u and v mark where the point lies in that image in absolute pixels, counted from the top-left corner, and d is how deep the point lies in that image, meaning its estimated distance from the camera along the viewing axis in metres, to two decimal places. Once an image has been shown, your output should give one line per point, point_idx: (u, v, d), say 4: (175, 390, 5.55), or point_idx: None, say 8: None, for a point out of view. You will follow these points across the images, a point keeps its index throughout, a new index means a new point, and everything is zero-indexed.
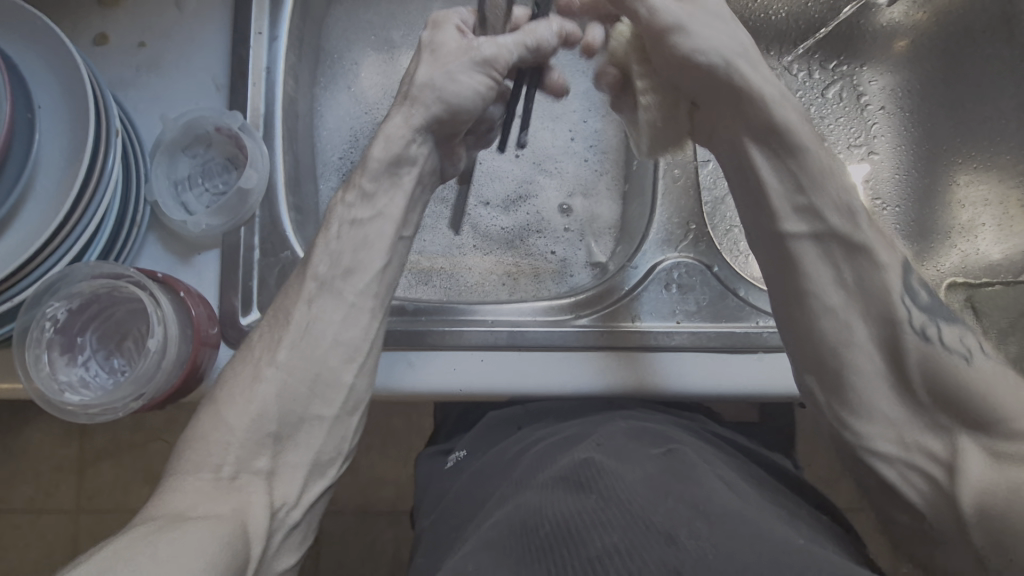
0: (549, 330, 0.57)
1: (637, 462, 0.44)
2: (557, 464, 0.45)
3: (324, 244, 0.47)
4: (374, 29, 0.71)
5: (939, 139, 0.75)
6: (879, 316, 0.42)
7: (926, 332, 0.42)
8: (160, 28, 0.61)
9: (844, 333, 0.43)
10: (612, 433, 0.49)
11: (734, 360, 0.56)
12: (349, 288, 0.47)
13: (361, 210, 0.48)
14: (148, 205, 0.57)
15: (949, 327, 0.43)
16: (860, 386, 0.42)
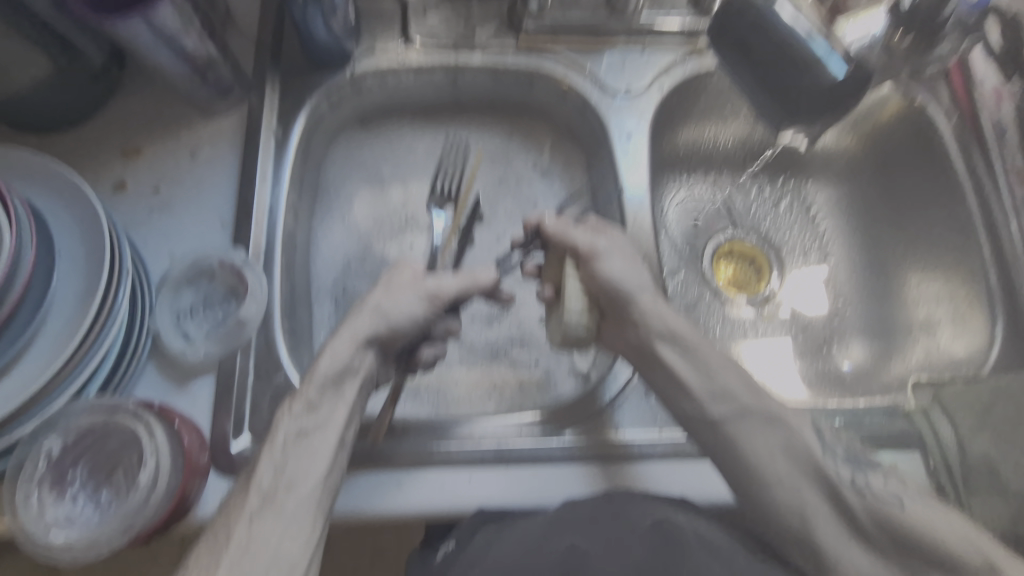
0: (534, 446, 0.59)
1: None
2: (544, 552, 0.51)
3: (269, 452, 0.48)
4: (370, 166, 0.79)
5: (886, 243, 0.81)
6: (815, 476, 0.49)
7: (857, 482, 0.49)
8: (175, 175, 0.68)
9: (796, 496, 0.49)
10: (601, 511, 0.52)
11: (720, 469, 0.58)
12: (301, 479, 0.48)
13: (306, 420, 0.50)
14: (150, 336, 0.60)
15: (874, 473, 0.51)
16: (830, 545, 0.47)
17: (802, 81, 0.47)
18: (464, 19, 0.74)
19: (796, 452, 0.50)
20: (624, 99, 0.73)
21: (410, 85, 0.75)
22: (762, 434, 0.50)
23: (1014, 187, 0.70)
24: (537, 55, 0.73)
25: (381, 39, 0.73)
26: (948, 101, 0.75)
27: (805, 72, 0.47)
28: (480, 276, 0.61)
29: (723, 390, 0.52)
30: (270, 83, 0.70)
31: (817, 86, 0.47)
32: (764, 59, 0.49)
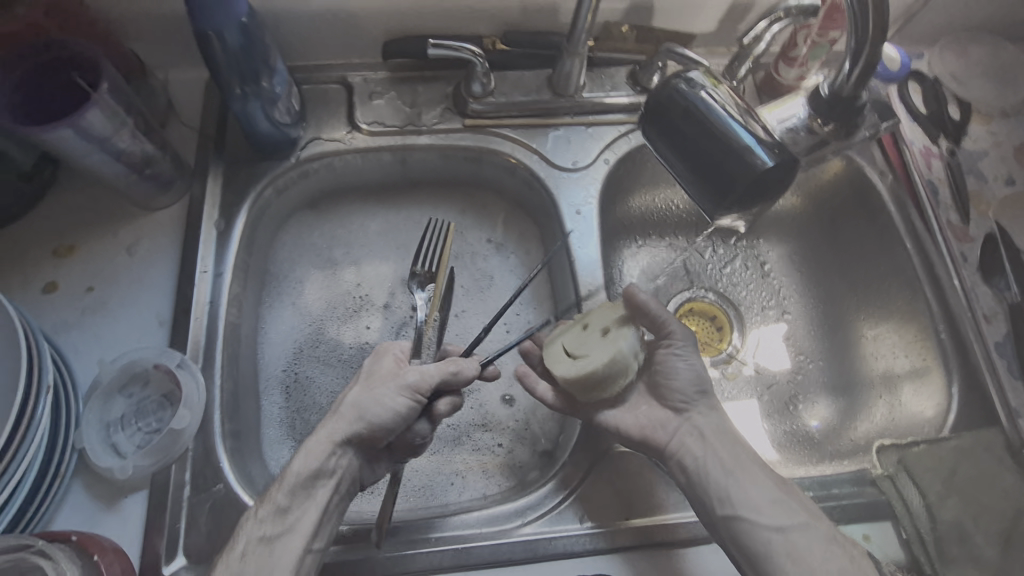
0: (495, 544, 0.57)
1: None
2: None
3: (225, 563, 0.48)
4: (319, 249, 0.76)
5: (841, 297, 0.80)
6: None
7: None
8: (110, 273, 0.64)
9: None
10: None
11: (684, 555, 0.58)
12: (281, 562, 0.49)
13: (272, 525, 0.50)
14: (76, 452, 0.56)
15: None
16: None
17: (734, 167, 0.47)
18: (410, 103, 0.75)
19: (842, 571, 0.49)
20: (571, 174, 0.74)
21: (357, 166, 0.75)
22: (807, 541, 0.51)
23: (950, 243, 0.72)
24: (483, 134, 0.74)
25: (327, 124, 0.73)
26: (882, 163, 0.76)
27: (735, 159, 0.47)
28: (465, 367, 0.57)
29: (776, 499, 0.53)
30: (213, 173, 0.69)
31: (749, 172, 0.47)
32: (696, 144, 0.49)
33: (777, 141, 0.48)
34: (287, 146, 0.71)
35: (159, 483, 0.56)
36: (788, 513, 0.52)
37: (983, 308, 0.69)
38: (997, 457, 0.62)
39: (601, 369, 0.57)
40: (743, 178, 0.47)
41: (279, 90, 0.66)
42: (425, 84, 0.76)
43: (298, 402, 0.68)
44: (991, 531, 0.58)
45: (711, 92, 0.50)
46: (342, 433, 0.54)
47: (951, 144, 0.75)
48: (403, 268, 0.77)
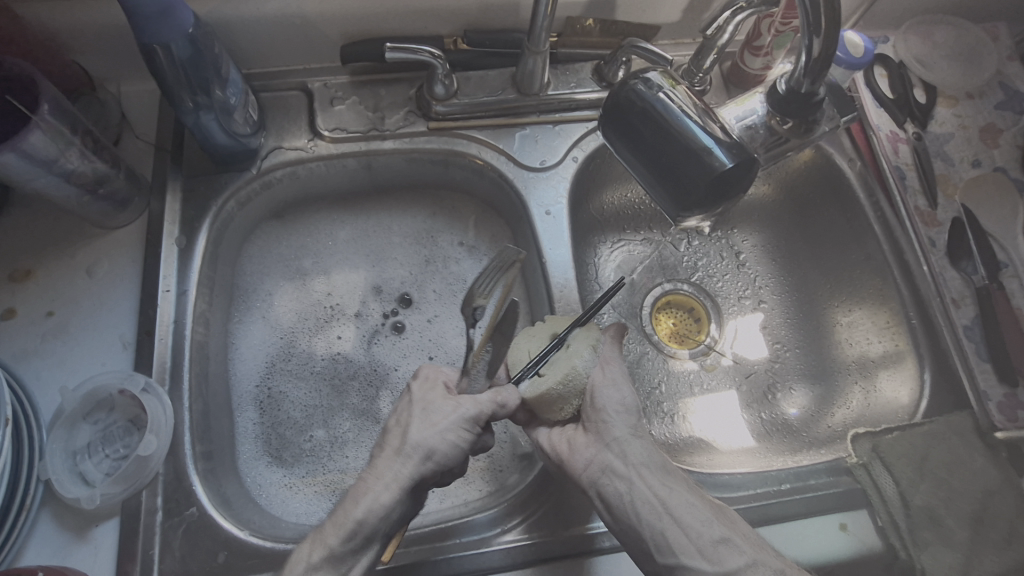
0: (475, 554, 0.57)
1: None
2: None
3: None
4: (288, 260, 0.75)
5: (815, 284, 0.80)
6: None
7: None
8: (70, 296, 0.63)
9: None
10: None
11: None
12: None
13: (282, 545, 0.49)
14: (42, 482, 0.55)
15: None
16: None
17: (692, 168, 0.47)
18: (372, 107, 0.73)
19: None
20: (540, 173, 0.73)
21: (322, 174, 0.73)
22: None
23: (919, 228, 0.72)
24: (448, 136, 0.73)
25: (288, 133, 0.72)
26: (851, 150, 0.77)
27: (692, 161, 0.47)
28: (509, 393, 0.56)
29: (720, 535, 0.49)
30: (171, 188, 0.67)
31: (706, 174, 0.46)
32: (654, 146, 0.49)
33: (735, 140, 0.47)
34: (247, 156, 0.69)
35: (129, 510, 0.55)
36: (737, 554, 0.48)
37: (952, 293, 0.69)
38: (967, 440, 0.63)
39: (556, 387, 0.57)
40: (701, 179, 0.46)
41: (234, 101, 0.64)
42: (387, 88, 0.74)
43: (273, 417, 0.68)
44: (962, 514, 0.59)
45: (668, 93, 0.49)
46: (408, 476, 0.52)
47: (917, 129, 0.76)
48: (374, 276, 0.76)
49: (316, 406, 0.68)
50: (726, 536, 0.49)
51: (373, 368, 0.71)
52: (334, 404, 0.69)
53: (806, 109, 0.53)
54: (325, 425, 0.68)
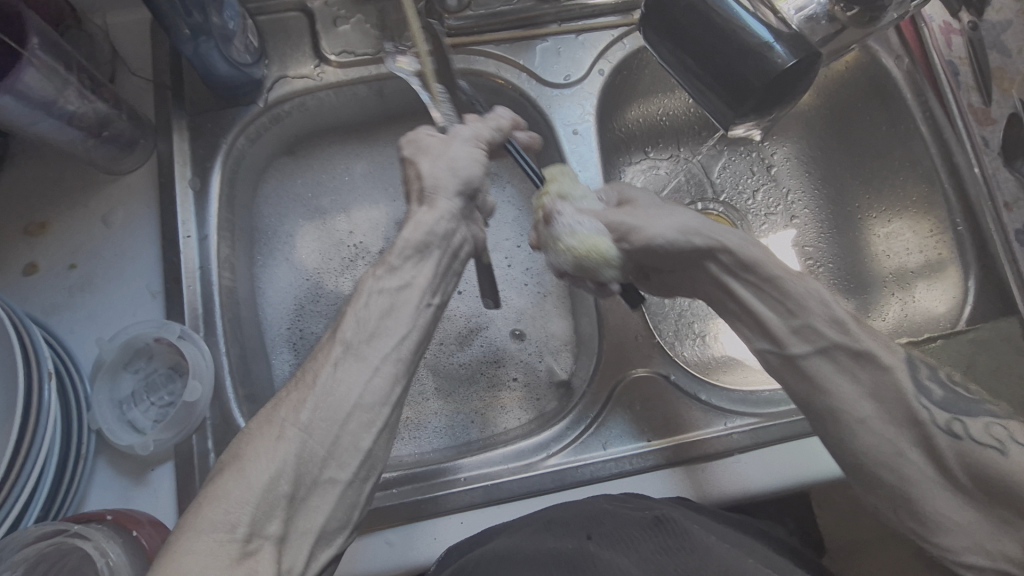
0: (522, 477, 0.58)
1: (632, 546, 0.48)
2: (630, 518, 0.50)
3: None
4: (305, 199, 0.72)
5: (851, 196, 0.77)
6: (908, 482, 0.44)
7: (951, 428, 0.44)
8: (90, 246, 0.61)
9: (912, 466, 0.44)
10: (606, 516, 0.51)
11: (716, 468, 0.57)
12: (374, 350, 0.41)
13: None
14: (93, 432, 0.55)
15: (972, 420, 0.45)
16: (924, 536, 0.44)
17: (748, 67, 0.43)
18: (379, 25, 0.68)
19: (884, 393, 0.45)
20: (564, 90, 0.68)
21: (332, 104, 0.69)
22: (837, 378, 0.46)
23: (972, 128, 0.67)
24: (463, 53, 0.68)
25: (291, 59, 0.66)
26: (898, 46, 0.71)
27: (747, 58, 0.43)
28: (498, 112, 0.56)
29: (803, 326, 0.47)
30: (176, 127, 0.63)
31: (763, 73, 0.42)
32: (702, 43, 0.44)
33: (795, 31, 0.43)
34: (252, 87, 0.65)
35: (183, 454, 0.56)
36: (811, 339, 0.47)
37: (1005, 196, 0.65)
38: (1015, 344, 0.61)
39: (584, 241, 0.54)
40: (757, 79, 0.43)
41: (232, 25, 0.59)
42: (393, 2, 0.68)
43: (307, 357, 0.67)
44: None
45: None
46: None
47: (974, 17, 0.69)
48: (395, 211, 0.73)
49: None
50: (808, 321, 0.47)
51: None
52: None
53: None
54: None
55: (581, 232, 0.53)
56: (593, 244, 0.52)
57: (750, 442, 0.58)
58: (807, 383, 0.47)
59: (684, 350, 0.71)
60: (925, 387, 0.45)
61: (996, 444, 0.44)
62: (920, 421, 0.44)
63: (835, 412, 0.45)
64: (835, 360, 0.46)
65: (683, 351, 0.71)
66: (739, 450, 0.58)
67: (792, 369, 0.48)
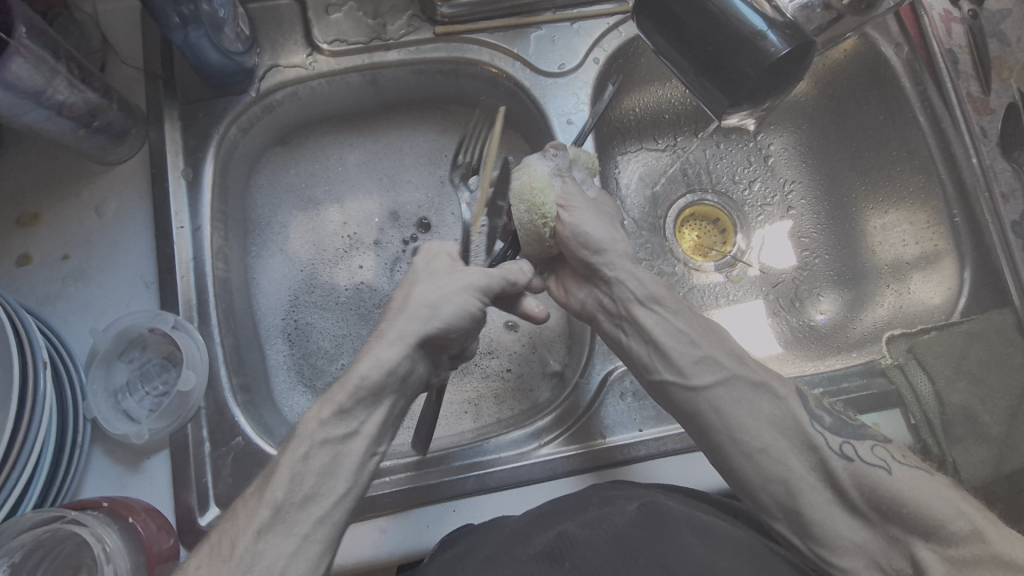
0: (514, 466, 0.58)
1: (609, 525, 0.47)
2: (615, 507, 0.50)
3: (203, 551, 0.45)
4: (299, 189, 0.72)
5: (848, 187, 0.77)
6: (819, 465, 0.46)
7: (845, 452, 0.47)
8: (83, 236, 0.61)
9: (782, 465, 0.46)
10: (590, 503, 0.51)
11: (706, 458, 0.58)
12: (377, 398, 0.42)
13: None
14: (88, 421, 0.55)
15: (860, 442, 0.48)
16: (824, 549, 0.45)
17: (741, 56, 0.42)
18: (372, 13, 0.67)
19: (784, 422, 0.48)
20: (558, 79, 0.67)
21: (325, 93, 0.69)
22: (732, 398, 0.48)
23: (969, 117, 0.66)
24: (457, 42, 0.67)
25: (283, 47, 0.66)
26: (897, 35, 0.70)
27: (741, 46, 0.42)
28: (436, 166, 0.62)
29: (705, 357, 0.50)
30: (168, 117, 0.63)
31: (757, 62, 0.42)
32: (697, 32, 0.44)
33: (789, 20, 0.43)
34: (243, 76, 0.64)
35: (177, 443, 0.56)
36: (711, 370, 0.50)
37: (1002, 186, 0.64)
38: (1006, 337, 0.61)
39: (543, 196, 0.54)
40: (751, 68, 0.42)
41: (223, 13, 0.58)
42: None
43: (303, 347, 0.68)
44: (998, 410, 0.59)
45: None
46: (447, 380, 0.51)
47: (974, 6, 0.68)
48: (390, 201, 0.73)
49: (344, 337, 0.68)
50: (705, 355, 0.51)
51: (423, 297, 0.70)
52: (361, 333, 0.69)
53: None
54: (354, 354, 0.68)
55: (549, 180, 0.54)
56: (543, 189, 0.53)
57: None
58: (708, 409, 0.49)
59: None
60: (814, 413, 0.49)
61: (880, 463, 0.46)
62: (814, 445, 0.47)
63: (740, 441, 0.47)
64: (735, 390, 0.49)
65: None
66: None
67: (695, 400, 0.50)
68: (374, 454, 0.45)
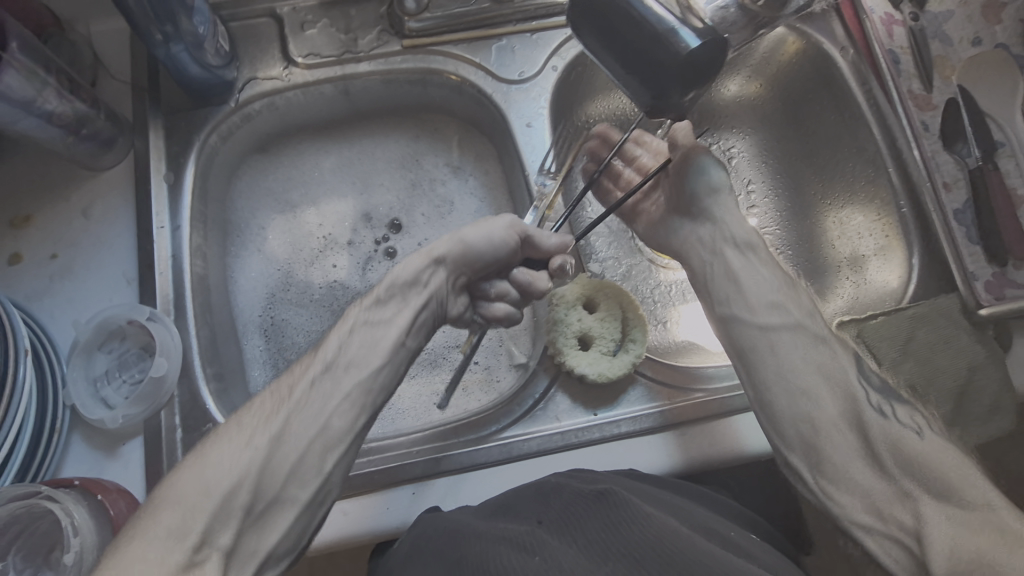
0: (472, 451, 0.60)
1: (577, 522, 0.47)
2: (576, 494, 0.51)
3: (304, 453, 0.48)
4: (278, 194, 0.77)
5: (807, 185, 0.80)
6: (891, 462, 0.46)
7: (929, 480, 0.45)
8: (71, 237, 0.65)
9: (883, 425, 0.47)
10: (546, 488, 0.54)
11: (641, 444, 0.60)
12: None
13: None
14: (68, 408, 0.59)
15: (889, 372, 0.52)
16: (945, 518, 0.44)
17: (658, 51, 0.45)
18: (344, 29, 0.72)
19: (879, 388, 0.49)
20: (518, 86, 0.71)
21: (301, 103, 0.73)
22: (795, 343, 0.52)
23: (912, 113, 0.69)
24: (423, 53, 0.72)
25: (261, 62, 0.71)
26: (843, 38, 0.73)
27: (657, 42, 0.44)
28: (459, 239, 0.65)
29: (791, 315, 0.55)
30: (153, 126, 0.68)
31: (671, 56, 0.44)
32: (617, 29, 0.46)
33: (706, 26, 0.45)
34: (223, 89, 0.69)
35: (151, 428, 0.59)
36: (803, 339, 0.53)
37: (945, 176, 0.66)
38: (951, 321, 0.63)
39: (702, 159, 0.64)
40: (669, 62, 0.44)
41: (202, 30, 0.63)
42: (358, 7, 0.72)
43: (278, 342, 0.71)
44: (942, 390, 0.61)
45: None
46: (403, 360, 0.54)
47: (915, 9, 0.71)
48: (363, 204, 0.77)
49: (318, 332, 0.72)
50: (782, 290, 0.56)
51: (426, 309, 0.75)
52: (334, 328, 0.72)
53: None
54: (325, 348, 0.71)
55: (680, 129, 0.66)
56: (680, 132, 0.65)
57: (691, 417, 0.60)
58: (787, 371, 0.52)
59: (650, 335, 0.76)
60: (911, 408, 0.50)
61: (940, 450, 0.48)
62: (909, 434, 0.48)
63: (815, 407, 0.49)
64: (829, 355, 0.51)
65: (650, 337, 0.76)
66: (670, 427, 0.60)
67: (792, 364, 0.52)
68: (403, 344, 0.54)
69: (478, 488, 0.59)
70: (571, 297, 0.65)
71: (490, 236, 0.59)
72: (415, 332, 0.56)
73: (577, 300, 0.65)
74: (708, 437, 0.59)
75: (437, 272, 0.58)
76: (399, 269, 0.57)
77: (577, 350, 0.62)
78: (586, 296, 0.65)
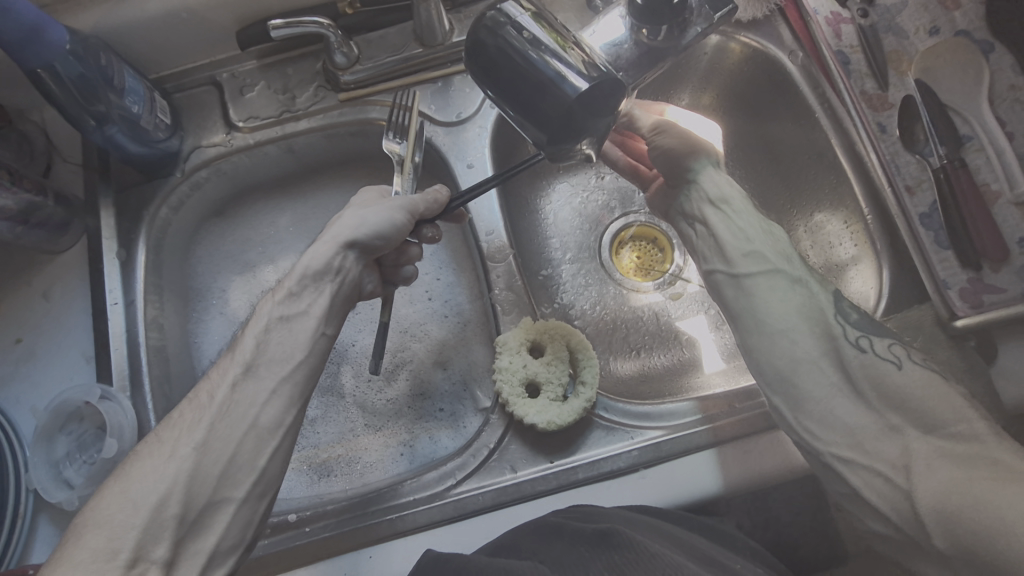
0: (431, 506, 0.59)
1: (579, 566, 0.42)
2: (579, 535, 0.46)
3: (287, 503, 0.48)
4: (235, 256, 0.77)
5: (773, 196, 0.76)
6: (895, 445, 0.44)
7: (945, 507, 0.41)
8: (33, 321, 0.67)
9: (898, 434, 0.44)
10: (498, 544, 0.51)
11: (712, 459, 0.56)
12: None
13: None
14: (32, 492, 0.60)
15: (879, 338, 0.51)
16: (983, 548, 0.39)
17: (543, 100, 0.44)
18: (281, 89, 0.72)
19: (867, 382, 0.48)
20: (457, 127, 0.71)
21: (248, 166, 0.74)
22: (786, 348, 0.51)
23: (866, 113, 0.65)
24: (361, 105, 0.72)
25: (205, 130, 0.72)
26: (790, 42, 0.71)
27: (544, 90, 0.43)
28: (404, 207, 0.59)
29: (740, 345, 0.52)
30: (103, 205, 0.69)
31: (560, 104, 0.43)
32: (506, 79, 0.45)
33: (599, 70, 0.43)
34: (168, 161, 0.71)
35: None
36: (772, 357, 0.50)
37: (906, 179, 0.62)
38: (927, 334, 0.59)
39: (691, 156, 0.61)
40: (556, 110, 0.43)
41: (136, 109, 0.64)
42: (294, 66, 0.73)
43: None
44: None
45: (520, 22, 0.45)
46: None
47: (863, 4, 0.68)
48: None
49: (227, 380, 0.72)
50: (758, 250, 0.55)
51: (392, 358, 0.74)
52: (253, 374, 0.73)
53: (670, 13, 0.51)
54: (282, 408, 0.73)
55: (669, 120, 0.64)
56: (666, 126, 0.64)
57: (655, 457, 0.57)
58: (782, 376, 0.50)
59: (622, 363, 0.73)
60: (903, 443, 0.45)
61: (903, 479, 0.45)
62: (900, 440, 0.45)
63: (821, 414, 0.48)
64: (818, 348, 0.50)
65: (623, 366, 0.73)
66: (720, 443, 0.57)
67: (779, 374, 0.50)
68: (323, 332, 0.52)
69: (440, 543, 0.57)
70: (515, 343, 0.64)
71: (391, 217, 0.56)
72: (333, 318, 0.53)
73: (522, 346, 0.64)
74: (721, 463, 0.56)
75: (348, 256, 0.55)
76: (306, 258, 0.53)
77: (525, 399, 0.61)
78: (531, 340, 0.64)
